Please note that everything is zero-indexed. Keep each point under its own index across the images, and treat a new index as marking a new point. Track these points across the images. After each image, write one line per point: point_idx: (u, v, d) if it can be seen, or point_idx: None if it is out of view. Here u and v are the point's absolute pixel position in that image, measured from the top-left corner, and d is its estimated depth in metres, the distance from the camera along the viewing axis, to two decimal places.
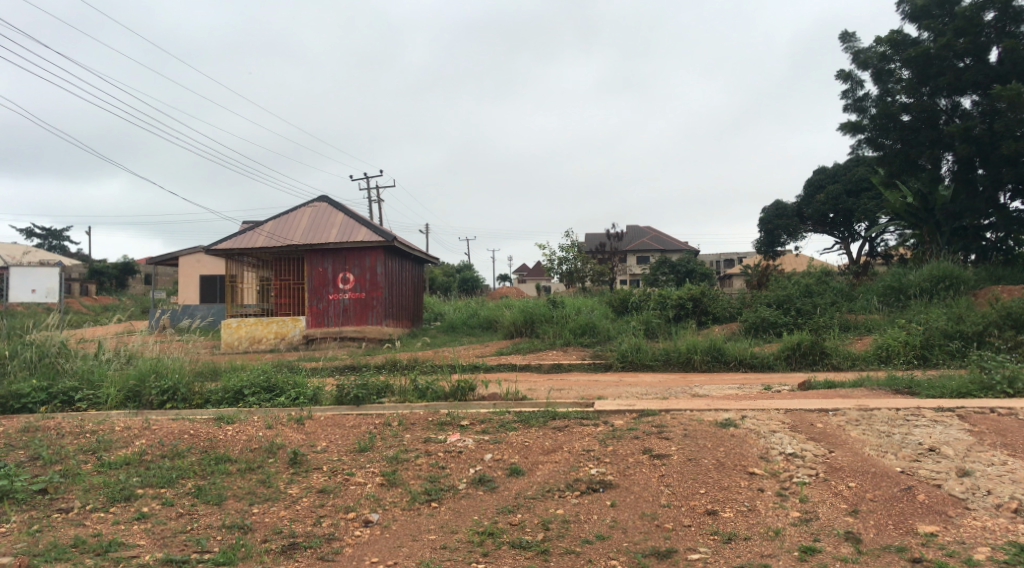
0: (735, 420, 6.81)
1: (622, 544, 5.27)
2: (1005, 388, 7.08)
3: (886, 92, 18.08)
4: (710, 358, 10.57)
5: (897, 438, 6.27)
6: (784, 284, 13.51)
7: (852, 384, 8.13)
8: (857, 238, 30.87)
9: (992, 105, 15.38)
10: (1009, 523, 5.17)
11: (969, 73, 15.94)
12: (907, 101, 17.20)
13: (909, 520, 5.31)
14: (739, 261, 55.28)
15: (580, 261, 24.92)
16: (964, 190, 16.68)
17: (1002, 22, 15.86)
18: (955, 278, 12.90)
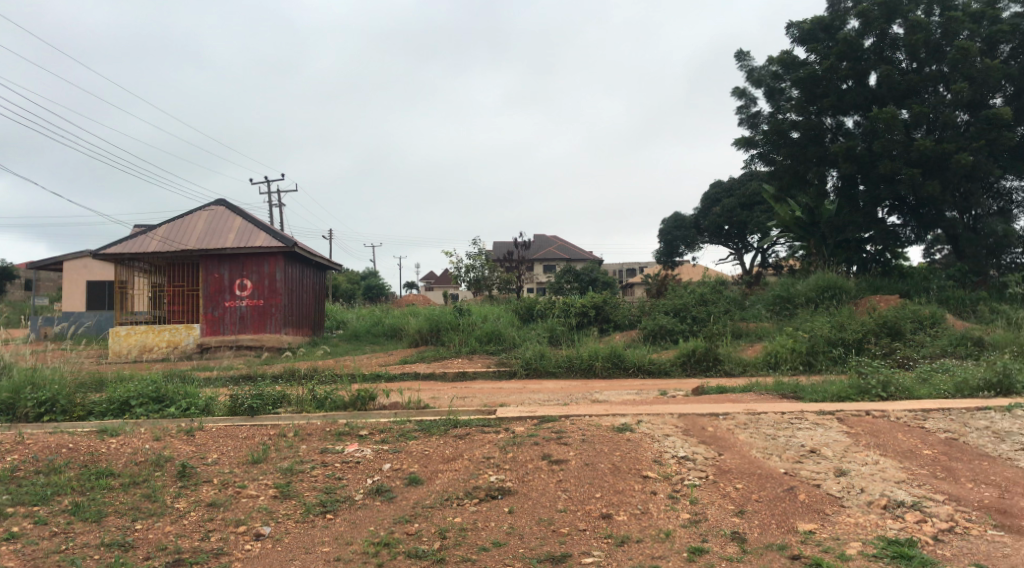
0: (631, 425, 6.96)
1: (519, 550, 5.31)
2: (879, 393, 7.41)
3: (778, 109, 18.97)
4: (610, 364, 10.82)
5: (782, 440, 6.54)
6: (681, 293, 13.74)
7: (742, 389, 8.38)
8: (750, 250, 32.27)
9: (870, 126, 16.35)
10: (878, 519, 5.50)
11: (850, 95, 16.91)
12: (796, 119, 18.04)
13: (790, 519, 5.56)
14: (640, 271, 57.19)
15: (488, 270, 24.72)
16: (848, 205, 17.69)
17: (880, 48, 16.93)
18: (837, 288, 13.67)
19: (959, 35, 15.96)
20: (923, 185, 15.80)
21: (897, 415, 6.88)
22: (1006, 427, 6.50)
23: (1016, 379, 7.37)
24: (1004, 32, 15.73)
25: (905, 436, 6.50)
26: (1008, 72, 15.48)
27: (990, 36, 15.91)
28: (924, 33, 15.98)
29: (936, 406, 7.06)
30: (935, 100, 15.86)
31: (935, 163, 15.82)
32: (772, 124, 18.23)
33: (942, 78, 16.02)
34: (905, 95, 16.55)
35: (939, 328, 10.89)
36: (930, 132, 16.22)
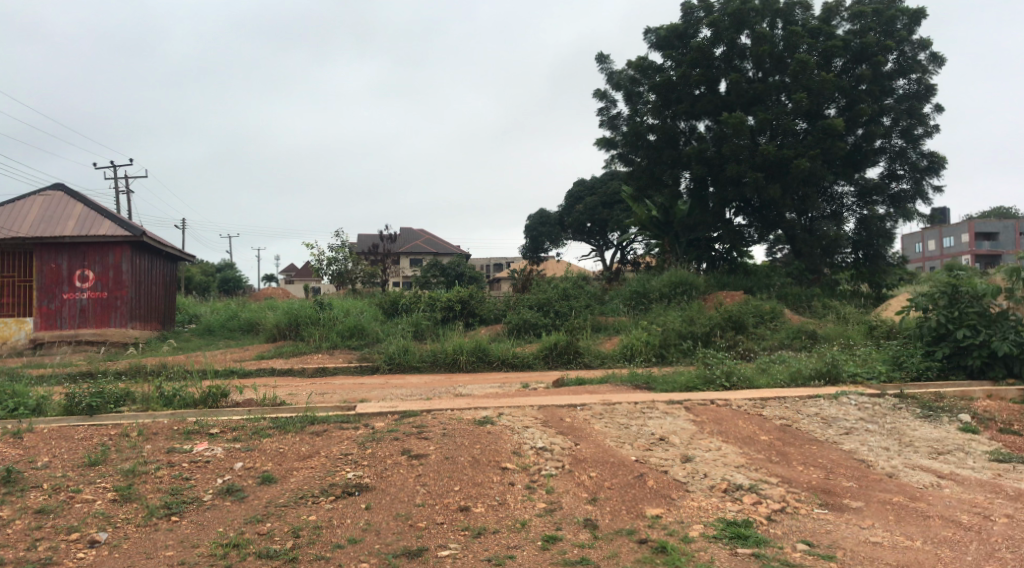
0: (492, 418, 7.05)
1: (374, 546, 5.25)
2: (723, 382, 7.86)
3: (635, 112, 19.42)
4: (475, 358, 10.92)
5: (634, 429, 6.82)
6: (544, 288, 14.19)
7: (599, 380, 8.66)
8: (610, 247, 33.51)
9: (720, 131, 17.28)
10: (719, 502, 5.83)
11: (701, 102, 17.88)
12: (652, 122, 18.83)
13: (639, 505, 5.81)
14: (507, 265, 58.41)
15: (351, 262, 23.97)
16: (699, 206, 18.72)
17: (729, 57, 17.95)
18: (688, 284, 14.45)
19: (798, 48, 17.33)
20: (766, 188, 16.87)
21: (738, 404, 7.33)
22: (833, 413, 7.09)
23: (841, 368, 8.03)
24: (837, 47, 17.17)
25: (746, 423, 6.94)
26: (840, 85, 16.99)
27: (825, 50, 17.33)
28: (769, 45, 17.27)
29: (773, 395, 7.58)
30: (778, 109, 17.03)
31: (776, 167, 16.97)
32: (631, 126, 18.79)
33: (784, 88, 17.34)
34: (751, 102, 17.70)
35: (777, 321, 11.72)
36: (773, 138, 17.29)
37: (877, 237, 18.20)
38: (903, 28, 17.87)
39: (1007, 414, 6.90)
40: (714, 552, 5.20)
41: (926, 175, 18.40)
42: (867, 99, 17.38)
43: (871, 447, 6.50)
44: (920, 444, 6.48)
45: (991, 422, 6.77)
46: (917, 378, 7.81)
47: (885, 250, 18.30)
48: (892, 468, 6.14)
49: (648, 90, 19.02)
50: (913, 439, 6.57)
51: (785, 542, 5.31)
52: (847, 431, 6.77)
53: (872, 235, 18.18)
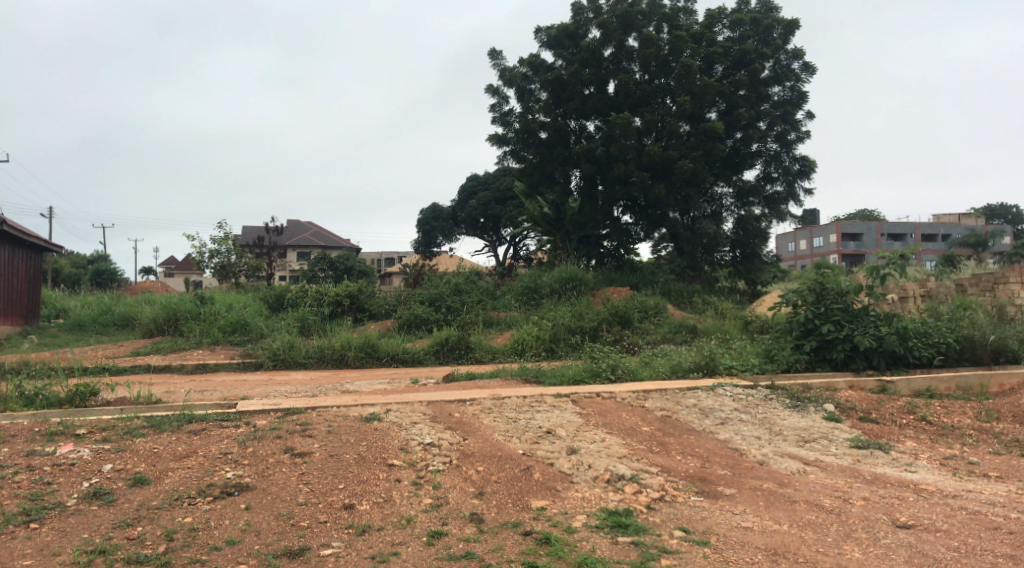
0: (379, 414, 7.00)
1: (254, 546, 5.10)
2: (608, 375, 8.09)
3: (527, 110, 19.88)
4: (363, 354, 10.88)
5: (522, 423, 6.92)
6: (436, 283, 14.24)
7: (489, 374, 8.76)
8: (503, 242, 34.02)
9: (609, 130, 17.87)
10: (602, 492, 5.99)
11: (591, 100, 18.34)
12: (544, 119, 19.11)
13: (525, 497, 5.89)
14: (398, 261, 58.44)
15: (234, 255, 22.69)
16: (588, 204, 19.03)
17: (617, 58, 18.54)
18: (578, 280, 14.82)
19: (682, 53, 17.96)
20: (652, 187, 17.54)
21: (623, 396, 7.55)
22: (710, 404, 7.39)
23: (718, 361, 8.38)
24: (718, 53, 17.95)
25: (629, 415, 7.16)
26: (721, 89, 17.51)
27: (707, 56, 18.06)
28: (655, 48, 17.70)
29: (655, 387, 7.83)
30: (663, 110, 17.61)
31: (661, 168, 17.62)
32: (524, 123, 19.01)
33: (669, 91, 17.83)
34: (638, 103, 18.20)
35: (661, 316, 12.19)
36: (658, 139, 17.92)
37: (753, 237, 19.25)
38: (778, 38, 18.90)
39: (866, 403, 7.41)
40: (595, 542, 5.32)
41: (797, 179, 19.53)
42: (744, 105, 18.35)
43: (744, 436, 6.83)
44: (789, 433, 6.86)
45: (853, 411, 7.24)
46: (787, 370, 8.18)
47: (759, 249, 19.49)
48: (763, 456, 6.47)
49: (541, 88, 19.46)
50: (782, 428, 6.95)
51: (663, 530, 5.50)
52: (722, 421, 7.09)
53: (748, 235, 19.17)
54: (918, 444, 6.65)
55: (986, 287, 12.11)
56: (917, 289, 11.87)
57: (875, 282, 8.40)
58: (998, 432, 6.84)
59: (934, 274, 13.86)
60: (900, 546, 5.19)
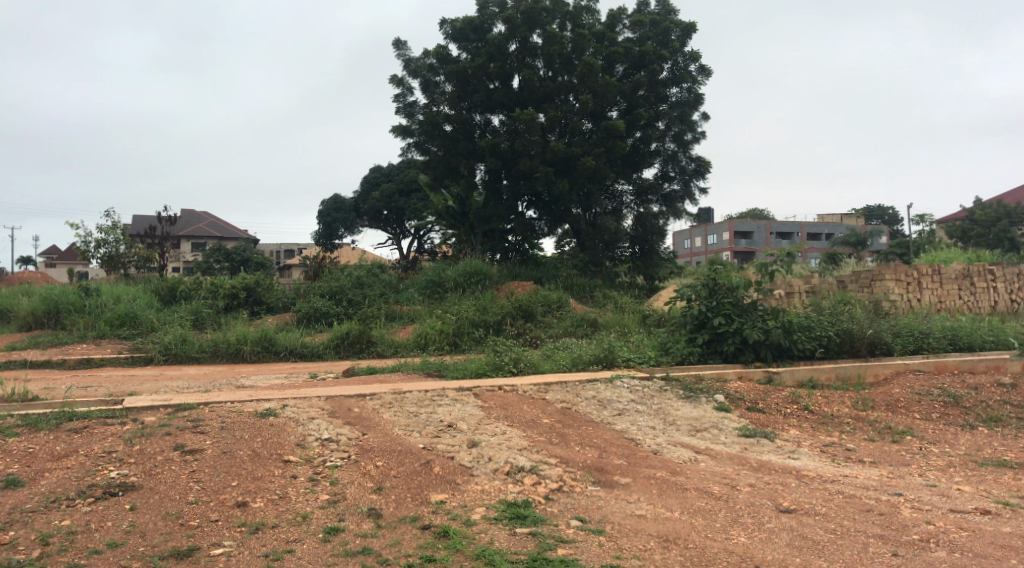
0: (275, 409, 6.88)
1: (138, 548, 4.89)
2: (511, 368, 8.19)
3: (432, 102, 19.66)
4: (260, 348, 10.56)
5: (422, 417, 6.91)
6: (336, 275, 14.04)
7: (390, 368, 8.73)
8: (407, 235, 33.98)
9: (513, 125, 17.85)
10: (501, 484, 6.04)
11: (496, 95, 18.53)
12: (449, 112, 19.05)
13: (424, 491, 5.87)
14: (298, 252, 57.34)
15: (123, 245, 21.70)
16: (493, 198, 19.31)
17: (521, 54, 18.74)
18: (482, 274, 14.88)
19: (584, 51, 18.28)
20: (555, 183, 17.82)
21: (524, 389, 7.66)
22: (608, 396, 7.58)
23: (617, 354, 8.65)
24: (619, 53, 18.42)
25: (530, 407, 7.25)
26: (622, 89, 17.99)
27: (608, 55, 18.54)
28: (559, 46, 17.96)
29: (556, 380, 7.99)
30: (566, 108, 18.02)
31: (564, 164, 17.93)
32: (428, 115, 18.85)
33: (572, 89, 18.28)
34: (541, 99, 18.52)
35: (563, 310, 12.38)
36: (561, 135, 18.22)
37: (651, 234, 20.00)
38: (676, 40, 19.53)
39: (753, 393, 7.76)
40: (493, 534, 5.35)
41: (693, 178, 20.27)
42: (643, 104, 18.77)
43: (640, 426, 7.05)
44: (682, 423, 7.12)
45: (741, 401, 7.56)
46: (681, 362, 8.53)
47: (657, 246, 20.21)
48: (657, 445, 6.68)
49: (446, 80, 19.36)
50: (676, 418, 7.20)
51: (560, 520, 5.59)
52: (619, 412, 7.29)
53: (647, 232, 19.90)
54: (801, 432, 7.02)
55: (864, 283, 13.43)
56: (802, 284, 12.48)
57: (763, 279, 8.79)
58: (872, 420, 7.30)
59: (820, 271, 14.68)
60: (782, 530, 5.45)
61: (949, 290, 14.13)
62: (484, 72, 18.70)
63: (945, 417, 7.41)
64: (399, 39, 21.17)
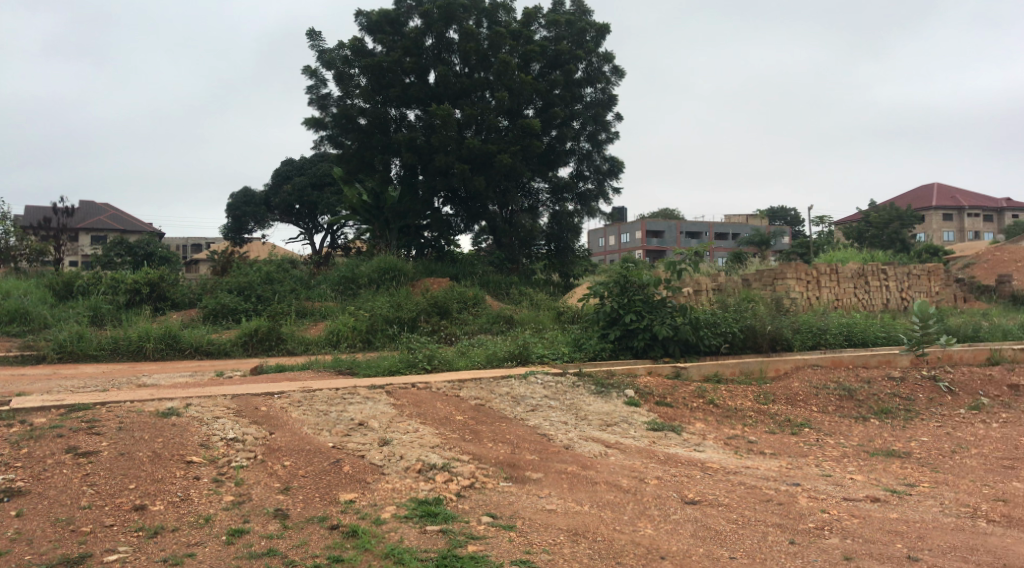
0: (178, 408, 6.65)
1: (24, 557, 4.63)
2: (424, 365, 8.17)
3: (345, 94, 18.96)
4: (163, 346, 10.23)
5: (333, 415, 6.81)
6: (245, 271, 13.71)
7: (300, 366, 8.56)
8: (320, 230, 33.50)
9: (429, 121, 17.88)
10: (412, 482, 5.98)
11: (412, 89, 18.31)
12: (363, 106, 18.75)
13: (334, 491, 5.76)
14: (206, 246, 55.67)
15: (13, 238, 20.61)
16: (408, 193, 19.21)
17: (437, 49, 18.78)
18: (397, 270, 14.77)
19: (501, 49, 18.44)
20: (471, 179, 17.89)
21: (437, 386, 7.64)
22: (521, 392, 7.64)
23: (530, 351, 8.73)
24: (535, 52, 18.61)
25: (443, 404, 7.23)
26: (538, 88, 18.30)
27: (525, 53, 18.68)
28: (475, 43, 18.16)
29: (469, 376, 8.01)
30: (482, 105, 18.13)
31: (480, 161, 18.01)
32: (342, 108, 18.53)
33: (488, 86, 18.41)
34: (458, 95, 18.54)
35: (479, 307, 12.38)
36: (478, 132, 18.31)
37: (566, 232, 20.27)
38: (591, 41, 19.80)
39: (662, 388, 7.94)
40: (403, 533, 5.29)
41: (606, 178, 20.70)
42: (559, 103, 19.06)
43: (553, 421, 7.12)
44: (593, 417, 7.24)
45: (650, 395, 7.75)
46: (593, 358, 8.71)
47: (572, 244, 20.43)
48: (569, 440, 6.76)
49: (360, 73, 18.77)
50: (587, 413, 7.32)
51: (470, 517, 5.59)
52: (532, 408, 7.35)
53: (562, 229, 20.16)
54: (706, 426, 7.24)
55: (767, 281, 13.92)
56: (708, 283, 12.80)
57: (672, 276, 9.08)
58: (773, 413, 7.60)
59: (725, 268, 15.18)
60: (687, 521, 5.59)
61: (846, 289, 14.84)
62: (399, 66, 18.55)
63: (840, 410, 7.79)
64: (312, 29, 20.68)
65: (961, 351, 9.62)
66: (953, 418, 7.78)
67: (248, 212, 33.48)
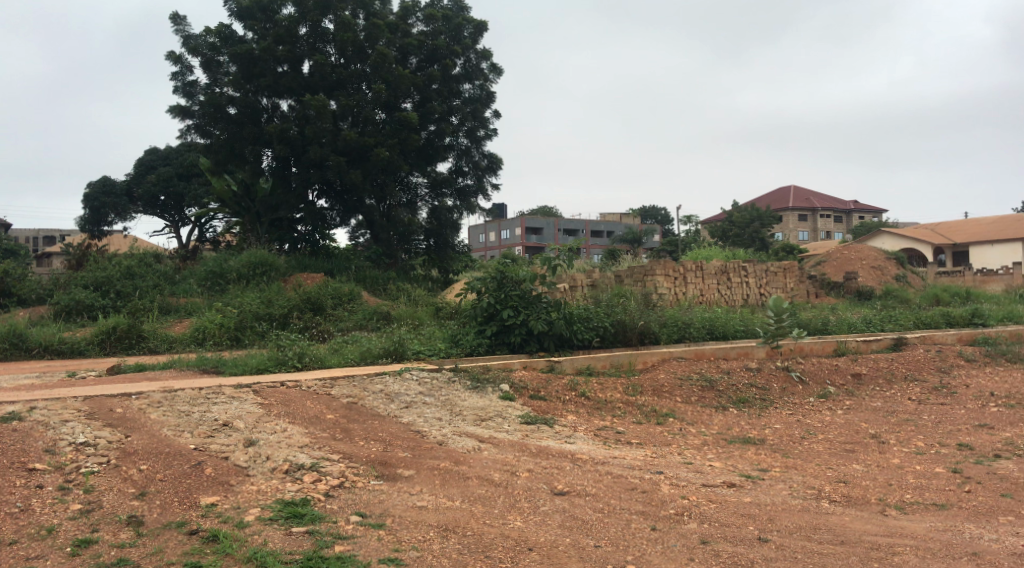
0: (20, 413, 6.22)
1: None
2: (294, 363, 8.04)
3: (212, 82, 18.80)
4: (8, 345, 9.64)
5: (195, 416, 6.56)
6: (102, 264, 13.03)
7: (161, 365, 8.26)
8: (187, 223, 32.26)
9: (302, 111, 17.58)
10: (278, 483, 5.78)
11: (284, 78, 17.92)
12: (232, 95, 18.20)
13: (193, 495, 5.47)
14: (60, 240, 52.38)
15: None
16: (280, 185, 18.78)
17: (311, 39, 18.42)
18: (267, 265, 14.42)
19: (378, 41, 18.40)
20: (347, 172, 17.71)
21: (308, 385, 7.53)
22: (396, 389, 7.60)
23: (406, 347, 8.74)
24: (412, 45, 18.92)
25: (313, 403, 7.12)
26: (415, 81, 18.47)
27: (401, 46, 18.92)
28: (351, 33, 17.94)
29: (342, 374, 7.95)
30: (358, 97, 18.02)
31: (356, 154, 17.89)
32: (209, 97, 17.94)
33: (365, 78, 18.33)
34: (332, 87, 18.36)
35: (354, 303, 12.27)
36: (354, 125, 18.20)
37: (445, 227, 20.44)
38: (468, 37, 20.23)
39: (536, 382, 8.09)
40: (268, 535, 5.06)
41: (485, 174, 21.23)
42: (436, 98, 19.21)
43: (426, 418, 7.12)
44: (467, 413, 7.30)
45: (524, 390, 7.88)
46: (470, 354, 8.75)
47: (451, 239, 20.63)
48: (442, 436, 6.77)
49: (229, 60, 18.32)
50: (462, 409, 7.36)
51: (339, 517, 5.42)
52: (406, 405, 7.34)
53: (441, 224, 20.31)
54: (577, 418, 7.43)
55: (637, 277, 14.39)
56: (583, 279, 13.08)
57: (548, 272, 9.36)
58: (640, 404, 7.90)
59: (599, 265, 15.59)
60: (555, 512, 5.67)
61: (710, 285, 15.61)
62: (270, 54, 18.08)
63: (703, 400, 8.20)
64: (177, 13, 19.84)
65: (811, 343, 10.27)
66: (803, 407, 8.37)
67: (107, 202, 31.31)
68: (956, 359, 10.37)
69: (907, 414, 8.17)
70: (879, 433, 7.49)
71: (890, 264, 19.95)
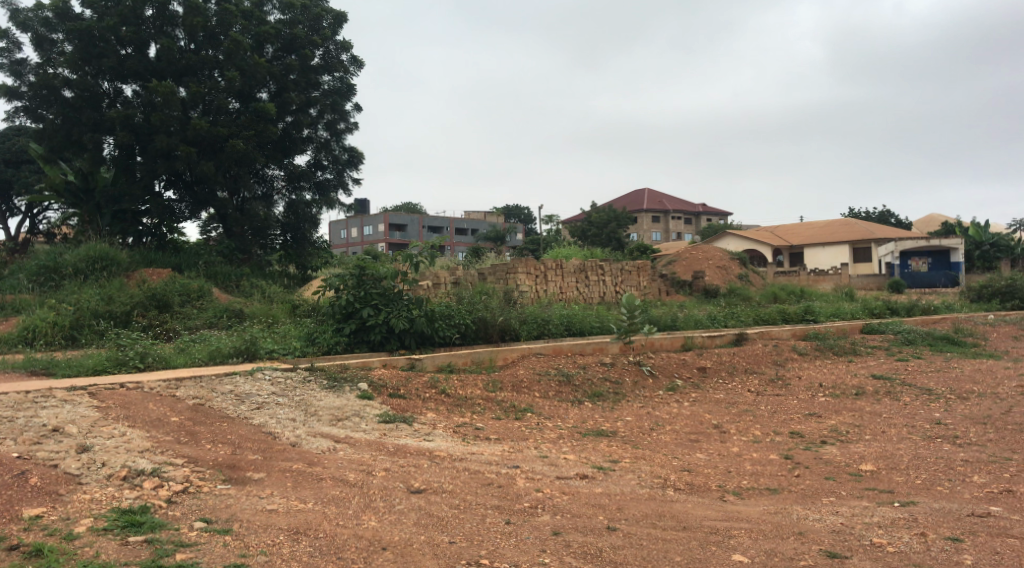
0: None
1: None
2: (137, 363, 7.72)
3: (45, 60, 17.33)
4: None
5: (20, 422, 6.09)
6: None
7: None
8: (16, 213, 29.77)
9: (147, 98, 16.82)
10: (115, 491, 5.41)
11: (128, 61, 17.04)
12: (68, 76, 16.99)
13: (15, 507, 5.00)
14: None
15: None
16: (124, 175, 17.69)
17: (159, 21, 17.69)
18: (109, 259, 13.53)
19: (231, 27, 18.07)
20: (197, 163, 17.01)
21: (151, 386, 7.20)
22: (247, 390, 7.40)
23: (259, 345, 8.51)
24: (268, 34, 18.41)
25: (156, 406, 6.79)
26: (271, 71, 18.15)
27: (257, 34, 18.41)
28: (201, 17, 17.47)
29: (188, 374, 7.66)
30: (210, 84, 17.37)
31: (207, 144, 17.23)
32: (41, 76, 16.65)
33: (216, 65, 17.79)
34: (182, 72, 17.68)
35: (205, 300, 11.81)
36: (206, 113, 17.56)
37: (303, 222, 20.06)
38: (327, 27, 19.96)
39: (395, 380, 8.07)
40: (101, 546, 4.70)
41: (346, 168, 20.97)
42: (293, 88, 18.90)
43: (279, 419, 6.95)
44: (323, 413, 7.17)
45: (383, 388, 7.84)
46: (327, 352, 8.64)
47: (310, 235, 20.26)
48: (295, 437, 6.62)
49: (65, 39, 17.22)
50: (317, 409, 7.21)
51: (182, 523, 5.13)
52: (258, 406, 7.14)
53: (298, 219, 19.93)
54: (436, 416, 7.48)
55: (500, 275, 14.74)
56: (446, 276, 13.17)
57: (409, 269, 9.43)
58: (499, 400, 8.05)
59: (463, 263, 15.68)
60: (410, 510, 5.62)
61: (569, 283, 16.06)
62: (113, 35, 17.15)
63: (559, 394, 8.47)
64: None
65: (661, 339, 10.81)
66: (653, 399, 8.80)
67: None
68: (790, 353, 11.25)
69: (746, 405, 8.75)
70: (720, 423, 8.01)
71: (735, 263, 21.23)
